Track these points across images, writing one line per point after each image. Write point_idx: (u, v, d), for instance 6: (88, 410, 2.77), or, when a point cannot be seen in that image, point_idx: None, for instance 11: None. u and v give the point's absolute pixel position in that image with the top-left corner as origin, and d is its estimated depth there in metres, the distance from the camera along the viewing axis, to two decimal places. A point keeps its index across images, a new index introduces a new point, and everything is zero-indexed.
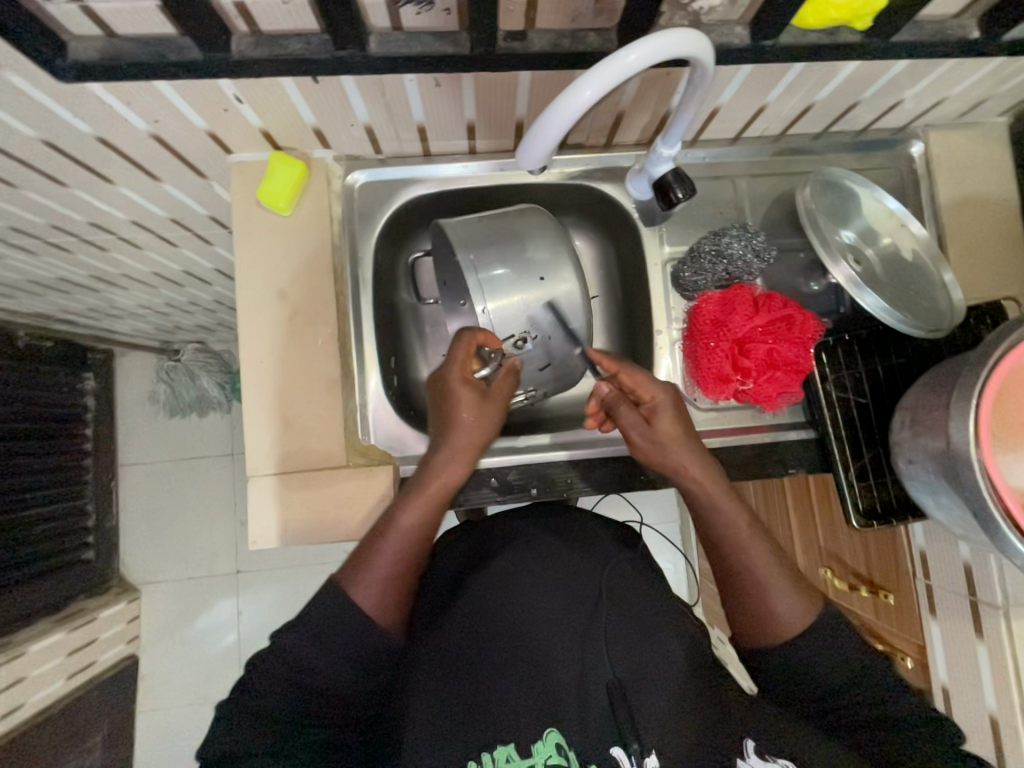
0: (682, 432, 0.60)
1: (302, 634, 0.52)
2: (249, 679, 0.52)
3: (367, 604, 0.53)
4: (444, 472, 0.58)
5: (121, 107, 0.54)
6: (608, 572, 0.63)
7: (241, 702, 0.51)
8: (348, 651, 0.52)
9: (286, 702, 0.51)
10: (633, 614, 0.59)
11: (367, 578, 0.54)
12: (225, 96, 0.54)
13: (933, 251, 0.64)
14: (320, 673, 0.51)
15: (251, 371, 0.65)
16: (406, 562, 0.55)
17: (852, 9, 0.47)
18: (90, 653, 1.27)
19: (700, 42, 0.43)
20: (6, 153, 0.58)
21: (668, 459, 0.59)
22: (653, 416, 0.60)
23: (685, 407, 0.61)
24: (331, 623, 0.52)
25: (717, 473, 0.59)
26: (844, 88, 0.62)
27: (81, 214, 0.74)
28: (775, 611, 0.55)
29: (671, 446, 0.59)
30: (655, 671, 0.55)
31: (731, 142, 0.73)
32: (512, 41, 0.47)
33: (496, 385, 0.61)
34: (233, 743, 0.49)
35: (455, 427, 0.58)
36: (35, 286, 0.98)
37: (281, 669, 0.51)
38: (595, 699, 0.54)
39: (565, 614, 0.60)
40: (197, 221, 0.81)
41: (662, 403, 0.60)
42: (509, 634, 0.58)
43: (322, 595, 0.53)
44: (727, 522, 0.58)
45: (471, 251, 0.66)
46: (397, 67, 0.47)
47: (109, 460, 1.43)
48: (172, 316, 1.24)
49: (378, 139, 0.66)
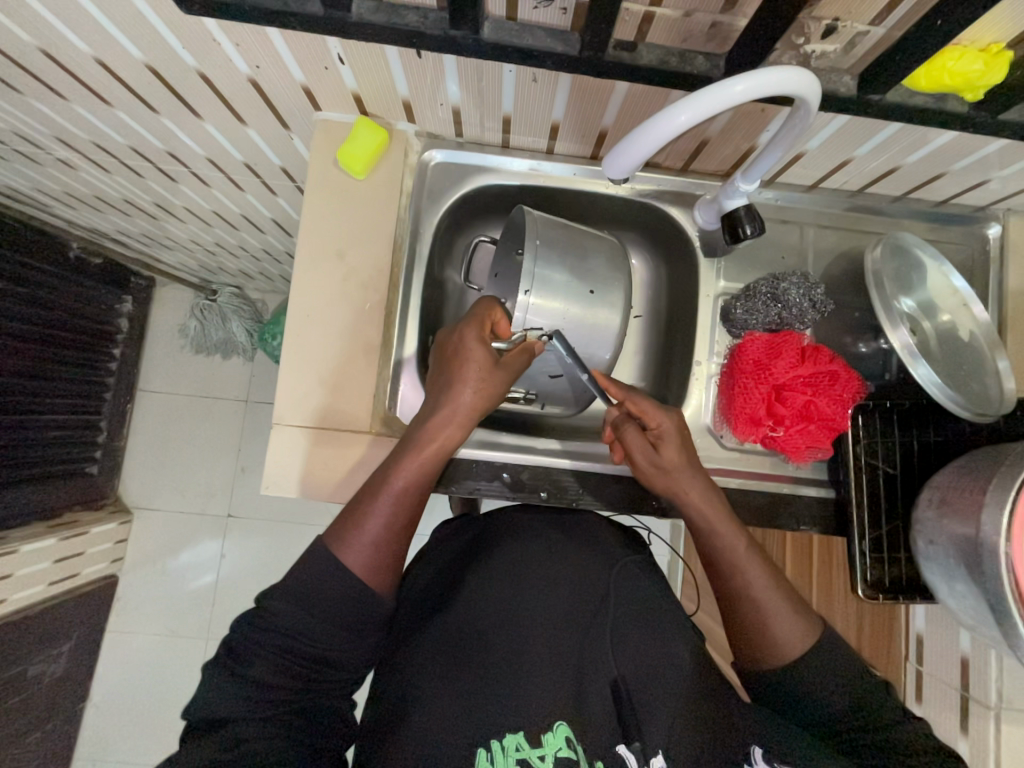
0: (686, 459, 0.62)
1: (290, 601, 0.51)
2: (236, 643, 0.51)
3: (354, 566, 0.53)
4: (441, 434, 0.58)
5: (228, 47, 0.55)
6: (615, 573, 0.67)
7: (228, 670, 0.50)
8: (334, 613, 0.51)
9: (274, 671, 0.50)
10: (637, 616, 0.64)
11: (354, 542, 0.53)
12: (329, 55, 0.55)
13: (991, 335, 0.62)
14: (310, 642, 0.50)
15: (296, 324, 0.66)
16: (395, 527, 0.55)
17: (969, 77, 0.46)
18: (75, 565, 1.30)
19: (810, 84, 0.43)
20: (109, 68, 0.60)
21: (672, 486, 0.62)
22: (660, 439, 0.62)
23: (688, 431, 0.64)
24: (319, 586, 0.51)
25: (719, 507, 0.61)
26: (934, 157, 0.61)
27: (161, 141, 0.76)
28: (774, 634, 0.57)
29: (675, 473, 0.62)
30: (659, 678, 0.59)
31: (806, 190, 0.73)
32: (622, 50, 0.47)
33: (507, 359, 0.62)
34: (220, 710, 0.48)
35: (452, 393, 0.59)
36: (100, 202, 1.01)
37: (270, 637, 0.50)
38: (600, 697, 0.57)
39: (570, 612, 0.63)
40: (269, 170, 0.83)
41: (667, 430, 0.62)
42: (515, 623, 0.61)
43: (312, 558, 0.53)
44: (727, 545, 0.60)
45: (538, 239, 0.66)
46: (505, 55, 0.48)
47: (129, 383, 1.46)
48: (219, 256, 1.26)
49: (462, 121, 0.67)
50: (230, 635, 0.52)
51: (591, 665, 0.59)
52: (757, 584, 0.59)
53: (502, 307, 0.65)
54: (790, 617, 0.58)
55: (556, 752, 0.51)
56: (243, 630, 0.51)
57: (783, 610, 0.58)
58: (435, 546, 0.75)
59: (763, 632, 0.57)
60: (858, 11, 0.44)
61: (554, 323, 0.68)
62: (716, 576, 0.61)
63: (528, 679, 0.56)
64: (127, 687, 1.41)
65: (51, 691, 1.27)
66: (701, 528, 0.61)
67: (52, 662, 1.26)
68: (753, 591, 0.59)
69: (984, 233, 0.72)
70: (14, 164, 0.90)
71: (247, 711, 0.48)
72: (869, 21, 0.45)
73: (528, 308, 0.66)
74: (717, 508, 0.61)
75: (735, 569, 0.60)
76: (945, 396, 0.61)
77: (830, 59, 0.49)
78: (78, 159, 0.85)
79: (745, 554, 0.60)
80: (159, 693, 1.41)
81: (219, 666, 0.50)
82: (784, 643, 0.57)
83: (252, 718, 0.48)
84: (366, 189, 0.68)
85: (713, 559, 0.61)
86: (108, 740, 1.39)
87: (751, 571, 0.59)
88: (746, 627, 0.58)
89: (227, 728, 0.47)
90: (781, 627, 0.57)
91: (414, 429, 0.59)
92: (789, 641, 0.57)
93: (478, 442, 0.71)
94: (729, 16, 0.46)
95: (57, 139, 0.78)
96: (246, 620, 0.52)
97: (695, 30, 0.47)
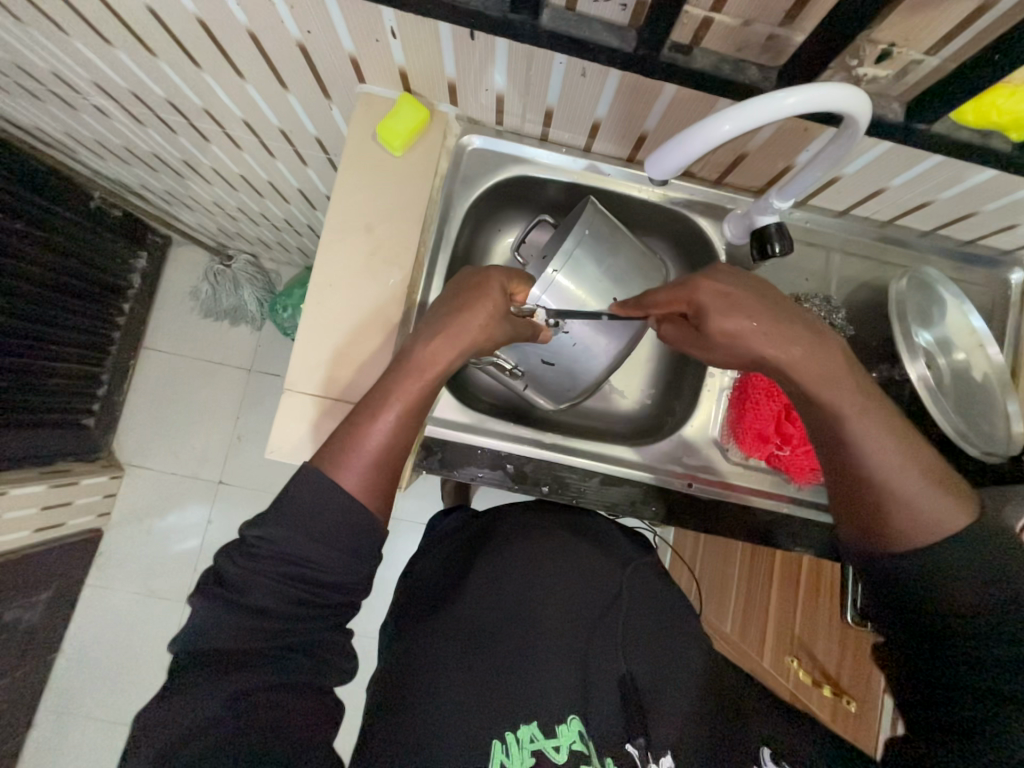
0: (743, 320, 0.56)
1: (291, 527, 0.51)
2: (225, 571, 0.50)
3: (349, 485, 0.53)
4: (439, 356, 0.57)
5: (282, 9, 0.55)
6: (627, 571, 0.72)
7: (225, 601, 0.49)
8: (334, 540, 0.51)
9: (276, 599, 0.49)
10: (646, 615, 0.68)
11: (353, 463, 0.53)
12: (382, 27, 0.55)
13: (1003, 377, 0.63)
14: (315, 567, 0.51)
15: (318, 292, 0.66)
16: (396, 449, 0.55)
17: (1016, 114, 0.46)
18: (64, 514, 1.29)
19: (861, 102, 0.43)
20: (159, 17, 0.60)
21: (744, 350, 0.57)
22: (703, 317, 0.58)
23: (732, 291, 0.57)
24: (316, 506, 0.51)
25: (818, 367, 0.55)
26: (969, 195, 0.61)
27: (199, 97, 0.75)
28: (894, 523, 0.53)
29: (739, 338, 0.57)
30: (669, 684, 0.62)
31: (836, 215, 0.73)
32: (676, 53, 0.48)
33: (516, 316, 0.63)
34: (210, 640, 0.48)
35: (461, 319, 0.58)
36: (128, 153, 1.01)
37: (268, 565, 0.50)
38: (608, 696, 0.60)
39: (578, 607, 0.66)
40: (303, 139, 0.82)
41: (704, 305, 0.57)
42: (526, 620, 0.64)
43: (304, 483, 0.52)
44: (830, 411, 0.55)
45: (587, 228, 0.66)
46: (560, 44, 0.48)
47: (135, 339, 1.46)
48: (239, 221, 1.25)
49: (505, 109, 0.67)
50: (217, 565, 0.51)
51: (599, 663, 0.62)
52: (880, 459, 0.53)
53: (527, 280, 0.66)
54: (931, 498, 0.52)
55: (570, 744, 0.56)
56: (233, 571, 0.50)
57: (920, 493, 0.52)
58: (440, 538, 0.81)
59: (892, 519, 0.53)
60: (914, 38, 0.45)
61: (567, 310, 0.67)
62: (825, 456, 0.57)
63: (539, 673, 0.60)
64: (99, 643, 1.40)
65: (24, 638, 1.26)
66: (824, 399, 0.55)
67: (28, 609, 1.25)
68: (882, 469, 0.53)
69: (1007, 278, 0.72)
70: (48, 105, 0.89)
71: (256, 642, 0.49)
72: (925, 50, 0.46)
73: (551, 285, 0.66)
74: (830, 369, 0.55)
75: (854, 441, 0.54)
76: (955, 432, 0.62)
77: (880, 85, 0.49)
78: (113, 107, 0.85)
79: (868, 423, 0.54)
80: (132, 651, 1.40)
81: (210, 595, 0.50)
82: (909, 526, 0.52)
83: (261, 659, 0.48)
84: (401, 165, 0.68)
85: (828, 429, 0.56)
86: (76, 694, 1.38)
87: (881, 443, 0.54)
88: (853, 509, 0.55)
89: (236, 677, 0.47)
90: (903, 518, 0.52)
91: (411, 350, 0.58)
92: (926, 524, 0.52)
93: (478, 427, 0.71)
94: (786, 30, 0.46)
95: (96, 84, 0.78)
96: (237, 551, 0.51)
97: (751, 41, 0.48)
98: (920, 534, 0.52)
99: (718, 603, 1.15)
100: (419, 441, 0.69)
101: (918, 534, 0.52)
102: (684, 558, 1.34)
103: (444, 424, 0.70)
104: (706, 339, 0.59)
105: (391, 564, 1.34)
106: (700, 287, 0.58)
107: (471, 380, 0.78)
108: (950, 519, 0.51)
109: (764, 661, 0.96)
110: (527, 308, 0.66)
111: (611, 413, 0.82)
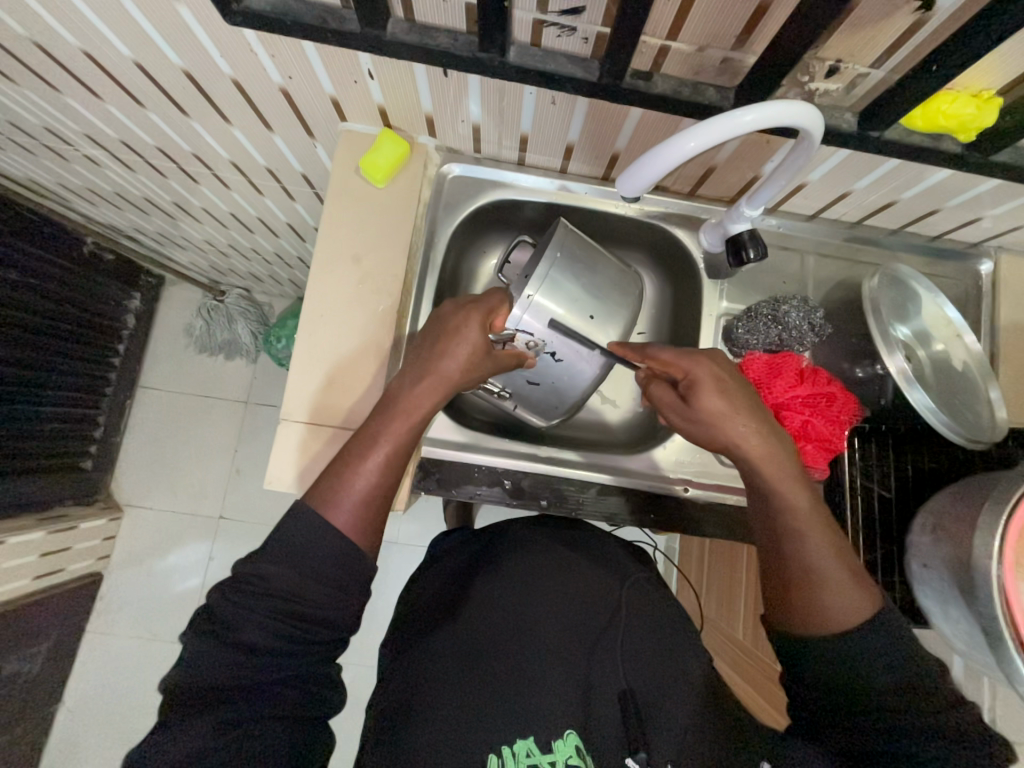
0: (727, 406, 0.59)
1: (280, 562, 0.51)
2: (218, 608, 0.50)
3: (341, 523, 0.53)
4: (417, 405, 0.59)
5: (264, 58, 0.58)
6: (626, 585, 0.72)
7: (219, 638, 0.49)
8: (323, 573, 0.51)
9: (268, 635, 0.49)
10: (646, 629, 0.67)
11: (344, 499, 0.54)
12: (360, 70, 0.58)
13: (983, 365, 0.64)
14: (303, 602, 0.50)
15: (311, 322, 0.68)
16: (385, 484, 0.56)
17: (962, 118, 0.49)
18: (62, 560, 1.27)
19: (815, 116, 0.45)
20: (147, 71, 0.63)
21: (714, 432, 0.60)
22: (693, 392, 0.61)
23: (728, 380, 0.60)
24: (307, 543, 0.52)
25: (775, 451, 0.59)
26: (930, 193, 0.64)
27: (187, 143, 0.78)
28: (821, 605, 0.53)
29: (719, 419, 0.59)
30: (667, 695, 0.62)
31: (807, 220, 0.76)
32: (638, 79, 0.51)
33: (497, 350, 0.65)
34: (209, 680, 0.48)
35: (439, 365, 0.60)
36: (119, 198, 1.04)
37: (260, 599, 0.50)
38: (609, 711, 0.60)
39: (578, 624, 0.66)
40: (290, 176, 0.85)
41: (696, 379, 0.60)
42: (528, 635, 0.64)
43: (298, 518, 0.52)
44: (779, 493, 0.58)
45: (559, 251, 0.69)
46: (528, 77, 0.51)
47: (130, 379, 1.47)
48: (231, 257, 1.28)
49: (482, 138, 0.70)
50: (213, 601, 0.51)
51: (602, 673, 0.62)
52: (809, 541, 0.56)
53: (507, 302, 0.67)
54: (849, 590, 0.53)
55: (566, 760, 0.56)
56: (231, 606, 0.50)
57: (840, 588, 0.53)
58: (439, 557, 0.82)
59: (808, 604, 0.54)
60: (859, 54, 0.48)
61: (546, 326, 0.69)
62: (772, 532, 0.58)
63: (539, 687, 0.60)
64: (100, 692, 1.36)
65: (23, 692, 1.23)
66: (769, 488, 0.58)
67: (27, 661, 1.22)
68: (808, 558, 0.55)
69: (977, 269, 0.74)
70: (40, 157, 0.92)
71: (250, 678, 0.48)
72: (869, 64, 0.49)
73: (530, 304, 0.68)
74: (783, 459, 0.58)
75: (796, 527, 0.56)
76: (936, 421, 0.63)
77: (833, 97, 0.52)
78: (103, 157, 0.87)
79: (805, 513, 0.57)
80: (133, 699, 1.37)
81: (207, 634, 0.49)
82: (834, 612, 0.53)
83: (249, 696, 0.48)
84: (384, 197, 0.71)
85: (767, 511, 0.59)
86: (78, 749, 1.34)
87: (811, 532, 0.56)
88: (787, 583, 0.56)
89: (237, 715, 0.47)
90: (830, 602, 0.53)
91: (396, 395, 0.59)
92: (835, 615, 0.53)
93: (473, 445, 0.72)
94: (739, 53, 0.49)
95: (87, 136, 0.81)
96: (231, 589, 0.51)
97: (707, 64, 0.51)
98: (826, 624, 0.53)
99: (727, 609, 1.14)
100: (416, 463, 0.69)
101: (833, 622, 0.53)
102: (690, 570, 1.33)
103: (440, 444, 0.71)
104: (688, 410, 0.61)
105: (396, 589, 1.33)
106: (702, 362, 0.61)
107: (465, 400, 0.79)
108: (863, 613, 0.53)
109: (778, 667, 0.95)
110: (506, 332, 0.68)
111: (605, 424, 0.83)
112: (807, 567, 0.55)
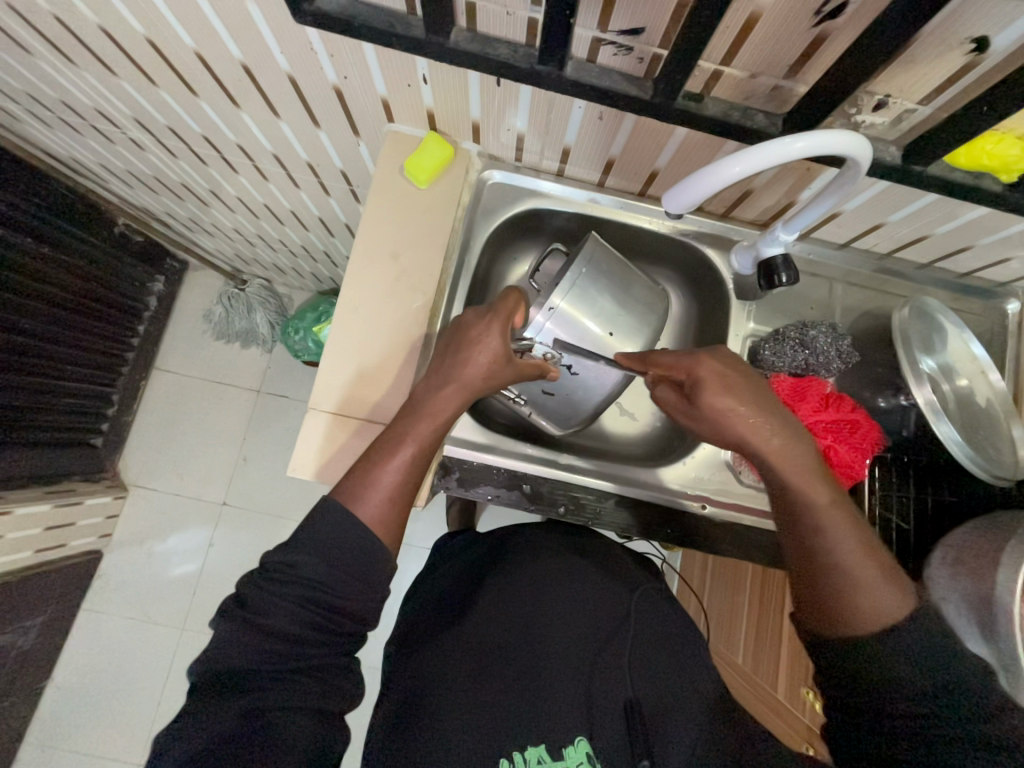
0: (732, 400, 0.60)
1: (310, 552, 0.52)
2: (248, 595, 0.51)
3: (366, 515, 0.54)
4: (442, 403, 0.60)
5: (323, 57, 0.59)
6: (637, 596, 0.71)
7: (244, 622, 0.49)
8: (350, 562, 0.52)
9: (292, 623, 0.50)
10: (653, 641, 0.66)
11: (371, 495, 0.55)
12: (415, 74, 0.60)
13: (1006, 403, 0.65)
14: (332, 595, 0.51)
15: (346, 316, 0.69)
16: (411, 482, 0.57)
17: (1006, 158, 0.50)
18: (65, 535, 1.27)
19: (862, 145, 0.46)
20: (206, 63, 0.65)
21: (723, 429, 0.61)
22: (697, 391, 0.61)
23: (732, 375, 0.61)
24: (336, 535, 0.52)
25: (787, 445, 0.59)
26: (963, 230, 0.64)
27: (234, 133, 0.80)
28: (856, 608, 0.53)
29: (724, 416, 0.60)
30: (675, 706, 0.60)
31: (838, 248, 0.77)
32: (689, 101, 0.52)
33: (518, 359, 0.65)
34: (235, 660, 0.48)
35: (462, 367, 0.61)
36: (157, 182, 1.06)
37: (288, 588, 0.50)
38: (612, 721, 0.59)
39: (585, 633, 0.65)
40: (329, 172, 0.87)
41: (701, 378, 0.61)
42: (535, 641, 0.64)
43: (327, 512, 0.53)
44: (801, 495, 0.58)
45: (586, 265, 0.69)
46: (582, 92, 0.52)
47: (147, 360, 1.48)
48: (257, 247, 1.30)
49: (524, 148, 0.72)
50: (243, 585, 0.52)
51: (605, 685, 0.61)
52: (835, 542, 0.56)
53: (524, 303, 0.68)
54: (882, 586, 0.53)
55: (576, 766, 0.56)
56: (259, 587, 0.51)
57: (871, 583, 0.53)
58: (446, 559, 0.82)
59: (842, 599, 0.54)
60: (908, 90, 0.49)
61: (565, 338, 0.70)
62: (797, 537, 0.58)
63: (548, 694, 0.60)
64: (91, 672, 1.36)
65: (16, 664, 1.23)
66: (791, 486, 0.58)
67: (21, 634, 1.22)
68: (835, 554, 0.55)
69: (1004, 308, 0.75)
70: (87, 138, 0.94)
71: (270, 666, 0.48)
72: (917, 101, 0.50)
73: (553, 312, 0.69)
74: (799, 456, 0.58)
75: (822, 529, 0.56)
76: (964, 455, 0.63)
77: (878, 130, 0.53)
78: (148, 141, 0.89)
79: (827, 507, 0.57)
80: (123, 681, 1.36)
81: (232, 617, 0.50)
82: (868, 612, 0.53)
83: (269, 687, 0.48)
84: (424, 197, 0.72)
85: (788, 509, 0.59)
86: (64, 727, 1.33)
87: (834, 531, 0.56)
88: (824, 594, 0.55)
89: (254, 699, 0.47)
90: (863, 602, 0.53)
91: (422, 396, 0.60)
92: (874, 609, 0.53)
93: (495, 447, 0.72)
94: (790, 82, 0.50)
95: (136, 120, 0.83)
96: (259, 577, 0.52)
97: (757, 90, 0.52)
98: (867, 619, 0.53)
99: (729, 632, 1.13)
100: (438, 462, 0.70)
101: (868, 621, 0.53)
102: (692, 584, 1.33)
103: (462, 444, 0.71)
104: (692, 409, 0.62)
105: (395, 588, 1.32)
106: (703, 362, 0.61)
107: (487, 402, 0.80)
108: (899, 610, 0.53)
109: (779, 695, 0.93)
110: (524, 339, 0.69)
111: (623, 436, 0.83)
112: (836, 570, 0.55)
